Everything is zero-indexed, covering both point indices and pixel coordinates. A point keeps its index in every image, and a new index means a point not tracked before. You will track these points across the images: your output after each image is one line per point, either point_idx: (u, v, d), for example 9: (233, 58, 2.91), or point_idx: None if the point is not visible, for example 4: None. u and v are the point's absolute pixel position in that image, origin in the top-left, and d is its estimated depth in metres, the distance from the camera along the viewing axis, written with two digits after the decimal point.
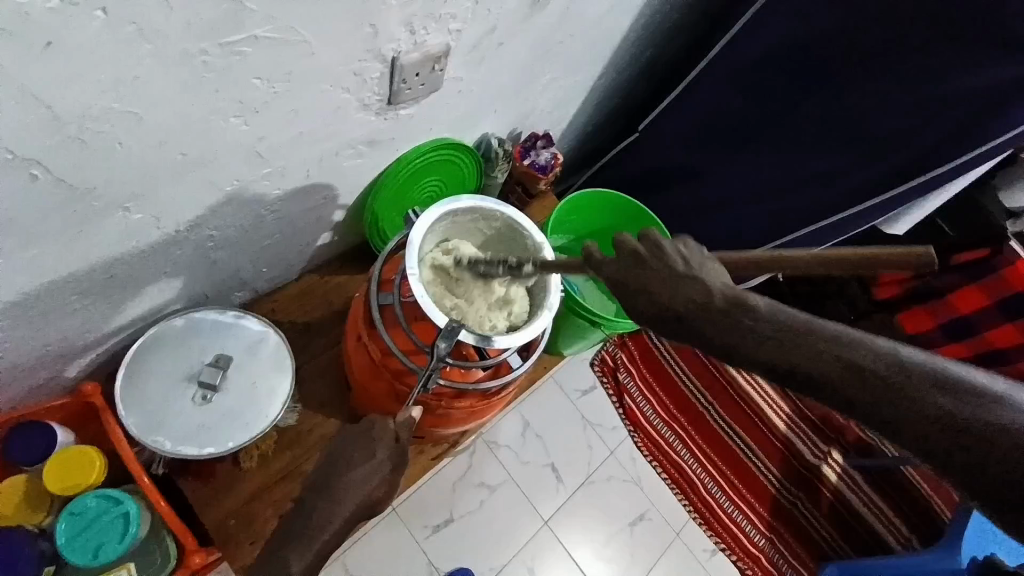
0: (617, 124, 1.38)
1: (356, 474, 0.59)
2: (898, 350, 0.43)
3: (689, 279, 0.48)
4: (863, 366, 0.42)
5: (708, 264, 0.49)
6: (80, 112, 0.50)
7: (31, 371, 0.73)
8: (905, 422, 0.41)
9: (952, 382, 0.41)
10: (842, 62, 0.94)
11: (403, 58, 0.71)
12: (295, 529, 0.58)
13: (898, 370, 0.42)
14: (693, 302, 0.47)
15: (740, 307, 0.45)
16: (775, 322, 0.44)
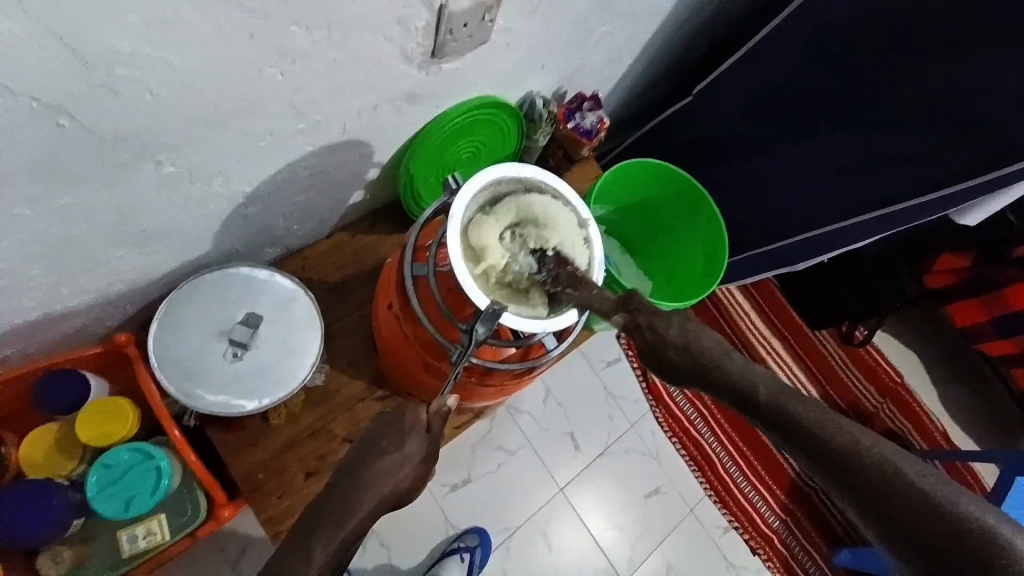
0: (669, 85, 1.29)
1: (385, 461, 0.53)
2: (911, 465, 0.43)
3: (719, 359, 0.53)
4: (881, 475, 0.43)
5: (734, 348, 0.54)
6: (110, 58, 0.46)
7: (65, 320, 0.72)
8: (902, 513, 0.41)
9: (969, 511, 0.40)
10: (936, 31, 0.83)
11: (451, 7, 0.65)
12: (316, 512, 0.50)
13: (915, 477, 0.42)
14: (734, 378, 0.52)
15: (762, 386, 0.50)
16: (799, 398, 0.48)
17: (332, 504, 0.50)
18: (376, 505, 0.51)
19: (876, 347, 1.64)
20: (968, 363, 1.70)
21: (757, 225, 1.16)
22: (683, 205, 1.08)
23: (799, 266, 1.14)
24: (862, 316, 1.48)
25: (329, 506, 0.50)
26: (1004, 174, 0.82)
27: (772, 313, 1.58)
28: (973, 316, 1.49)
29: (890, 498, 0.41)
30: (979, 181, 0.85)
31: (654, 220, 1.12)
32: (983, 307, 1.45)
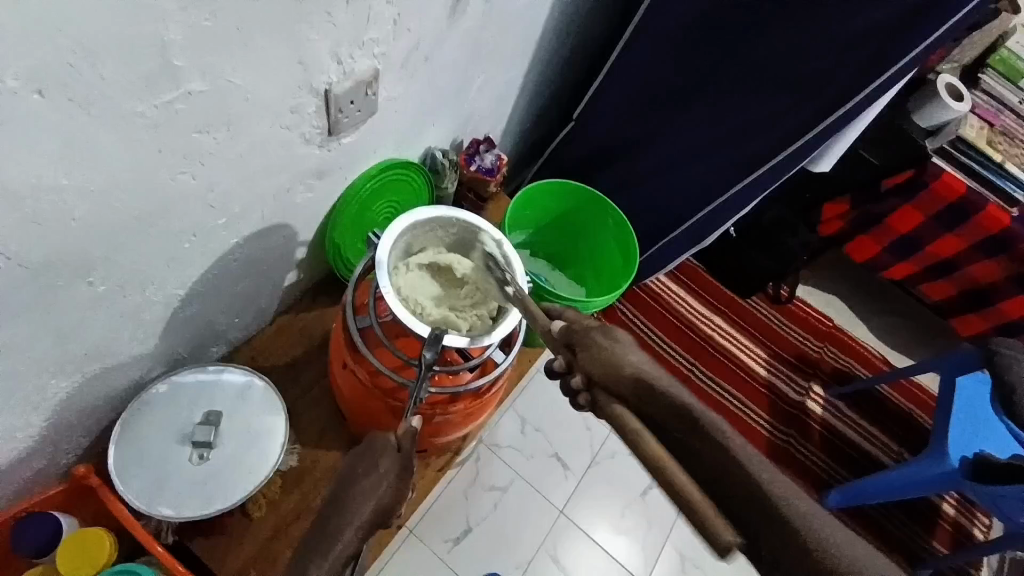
0: (553, 115, 1.44)
1: (362, 486, 0.58)
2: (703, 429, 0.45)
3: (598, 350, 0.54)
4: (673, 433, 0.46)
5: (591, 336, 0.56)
6: (32, 194, 0.50)
7: (22, 465, 0.72)
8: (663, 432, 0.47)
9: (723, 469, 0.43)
10: (741, 27, 1.01)
11: (336, 89, 0.74)
12: (309, 543, 0.55)
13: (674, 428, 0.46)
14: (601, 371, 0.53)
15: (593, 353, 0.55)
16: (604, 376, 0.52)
17: (321, 530, 0.56)
18: (361, 523, 0.56)
19: (802, 298, 1.79)
20: (885, 291, 1.88)
21: (661, 215, 1.29)
22: (594, 212, 1.18)
23: (709, 240, 1.26)
24: (780, 272, 1.63)
25: (320, 534, 0.55)
26: (832, 122, 1.00)
27: (704, 291, 1.71)
28: (869, 251, 1.68)
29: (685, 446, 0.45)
30: (820, 131, 1.02)
31: (569, 233, 1.23)
32: (875, 240, 1.64)
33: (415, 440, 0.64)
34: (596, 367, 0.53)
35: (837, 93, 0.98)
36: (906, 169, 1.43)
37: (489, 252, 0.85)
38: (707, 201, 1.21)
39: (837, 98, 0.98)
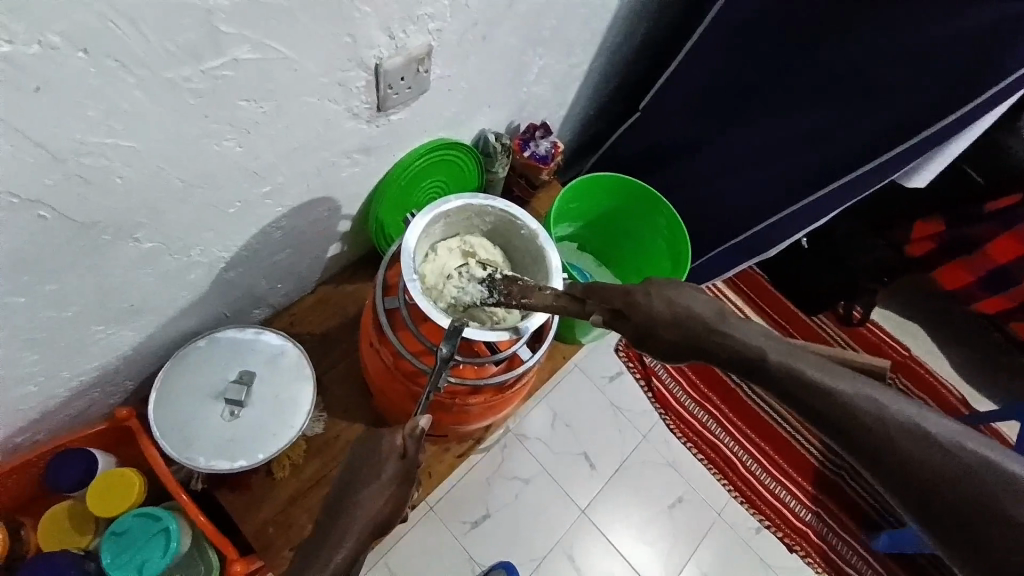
0: (619, 105, 1.37)
1: (364, 493, 0.64)
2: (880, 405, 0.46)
3: (665, 316, 0.55)
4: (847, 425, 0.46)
5: (679, 295, 0.56)
6: (78, 151, 0.52)
7: (71, 401, 0.77)
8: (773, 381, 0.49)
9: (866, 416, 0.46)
10: (835, 19, 0.90)
11: (386, 64, 0.72)
12: (315, 546, 0.62)
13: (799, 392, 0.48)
14: (681, 336, 0.54)
15: (640, 317, 0.56)
16: (693, 326, 0.53)
17: (325, 536, 0.63)
18: (361, 531, 0.62)
19: (875, 322, 1.63)
20: (975, 327, 1.68)
21: (721, 220, 1.21)
22: (648, 210, 1.11)
23: (772, 251, 1.16)
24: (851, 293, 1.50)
25: (329, 536, 0.62)
26: (926, 135, 0.89)
27: (764, 304, 1.60)
28: (959, 280, 1.51)
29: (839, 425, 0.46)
30: (912, 144, 0.91)
31: (620, 230, 1.18)
32: (966, 267, 1.47)
33: (421, 440, 0.67)
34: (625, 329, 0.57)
35: (939, 100, 0.87)
36: (1013, 193, 1.27)
37: (524, 243, 0.82)
38: (773, 209, 1.11)
39: (939, 106, 0.87)
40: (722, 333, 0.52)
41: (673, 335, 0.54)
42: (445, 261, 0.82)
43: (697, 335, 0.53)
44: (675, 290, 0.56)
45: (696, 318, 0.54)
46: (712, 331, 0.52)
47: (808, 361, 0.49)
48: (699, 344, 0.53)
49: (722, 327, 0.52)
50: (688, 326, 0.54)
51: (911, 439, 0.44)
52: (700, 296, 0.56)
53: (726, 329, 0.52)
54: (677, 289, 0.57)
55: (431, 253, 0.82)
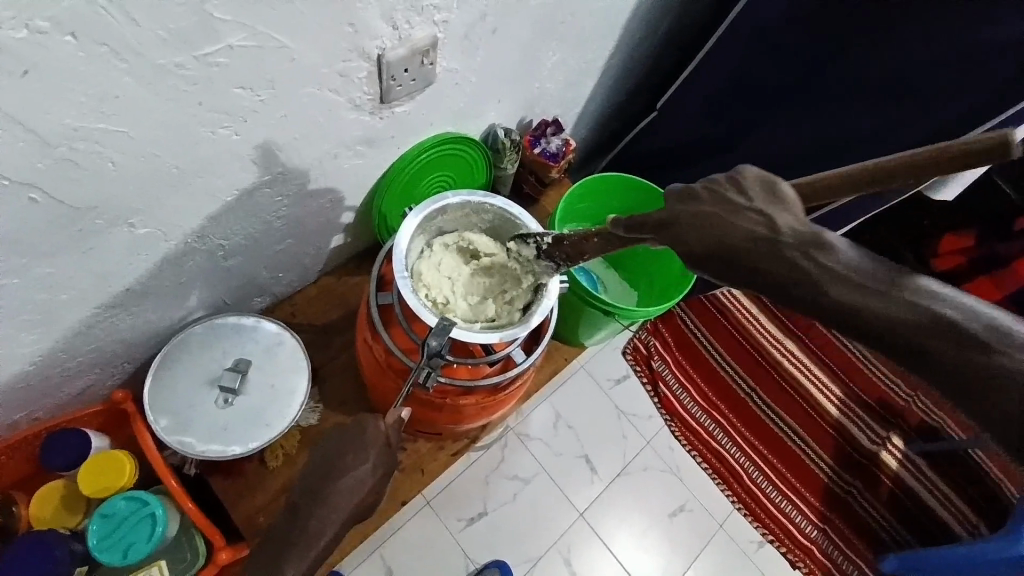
0: (636, 102, 1.33)
1: (345, 483, 0.68)
2: (954, 301, 0.42)
3: (741, 218, 0.46)
4: (915, 339, 0.41)
5: (772, 199, 0.46)
6: (68, 136, 0.52)
7: (69, 382, 0.78)
8: (863, 315, 0.42)
9: (953, 328, 0.41)
10: (864, 21, 0.86)
11: (389, 55, 0.70)
12: (289, 538, 0.67)
13: (880, 326, 0.42)
14: (756, 238, 0.45)
15: (716, 224, 0.47)
16: (760, 235, 0.45)
17: (301, 532, 0.67)
18: (341, 523, 0.67)
19: None
20: None
21: None
22: None
23: None
24: None
25: (308, 526, 0.67)
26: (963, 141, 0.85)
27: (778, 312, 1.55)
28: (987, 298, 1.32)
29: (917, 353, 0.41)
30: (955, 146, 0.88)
31: None
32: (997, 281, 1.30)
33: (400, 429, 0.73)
34: (695, 240, 0.49)
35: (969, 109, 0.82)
36: None
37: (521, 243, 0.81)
38: None
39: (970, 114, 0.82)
40: (803, 253, 0.44)
41: (755, 258, 0.45)
42: (441, 258, 0.81)
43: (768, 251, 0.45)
44: (746, 192, 0.47)
45: (756, 231, 0.46)
46: (802, 252, 0.44)
47: (893, 281, 0.42)
48: (767, 271, 0.45)
49: (812, 248, 0.44)
50: (778, 247, 0.45)
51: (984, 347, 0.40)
52: (784, 202, 0.46)
53: (814, 243, 0.44)
54: (767, 191, 0.47)
55: (428, 250, 0.81)
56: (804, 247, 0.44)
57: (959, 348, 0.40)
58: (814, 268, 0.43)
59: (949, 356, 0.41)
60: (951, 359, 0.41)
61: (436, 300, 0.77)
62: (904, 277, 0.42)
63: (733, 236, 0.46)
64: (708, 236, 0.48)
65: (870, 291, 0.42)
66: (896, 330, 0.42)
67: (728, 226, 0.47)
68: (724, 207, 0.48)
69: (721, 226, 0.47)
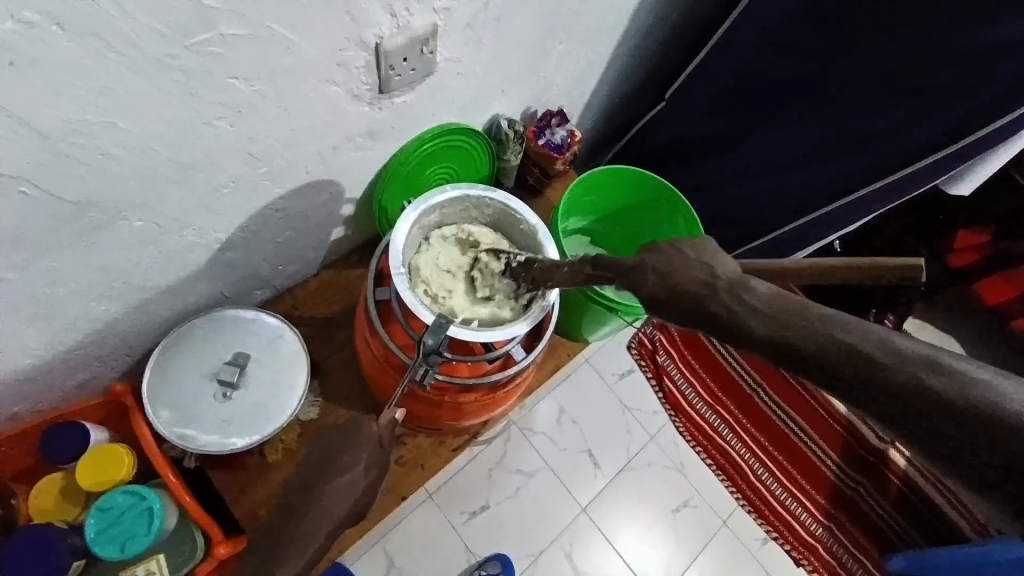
0: (645, 92, 1.30)
1: (341, 481, 0.67)
2: (898, 339, 0.35)
3: (682, 266, 0.45)
4: (868, 378, 0.35)
5: (708, 253, 0.45)
6: (60, 129, 0.51)
7: (69, 375, 0.78)
8: (796, 354, 0.37)
9: (910, 368, 0.34)
10: (883, 9, 0.83)
11: (388, 44, 0.68)
12: (285, 536, 0.67)
13: (820, 364, 0.36)
14: (692, 284, 0.43)
15: (658, 272, 0.46)
16: (694, 280, 0.43)
17: (297, 530, 0.66)
18: (337, 522, 0.67)
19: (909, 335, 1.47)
20: None
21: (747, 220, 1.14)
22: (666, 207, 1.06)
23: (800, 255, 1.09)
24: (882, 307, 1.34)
25: (303, 525, 0.66)
26: (985, 136, 0.83)
27: None
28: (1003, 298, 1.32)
29: (879, 396, 0.34)
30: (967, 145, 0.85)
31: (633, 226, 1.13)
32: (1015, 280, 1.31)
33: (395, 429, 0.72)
34: (650, 285, 0.46)
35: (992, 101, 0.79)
36: None
37: (522, 238, 0.80)
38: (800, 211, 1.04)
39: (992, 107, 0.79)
40: (731, 294, 0.41)
41: (692, 304, 0.43)
42: (440, 253, 0.79)
43: (699, 297, 0.42)
44: (676, 251, 0.46)
45: (691, 278, 0.44)
46: (730, 296, 0.41)
47: (829, 320, 0.37)
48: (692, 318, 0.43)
49: (737, 288, 0.42)
50: (704, 293, 0.42)
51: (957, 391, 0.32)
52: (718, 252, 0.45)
53: (734, 287, 0.41)
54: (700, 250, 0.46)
55: (427, 245, 0.79)
56: (729, 289, 0.41)
57: (926, 393, 0.33)
58: (736, 312, 0.40)
59: (923, 398, 0.33)
60: (924, 403, 0.33)
61: (435, 296, 0.76)
62: (859, 325, 0.36)
63: (671, 281, 0.45)
64: (650, 281, 0.46)
65: (809, 329, 0.37)
66: (842, 369, 0.35)
67: (662, 269, 0.46)
68: (658, 254, 0.47)
69: (660, 269, 0.46)
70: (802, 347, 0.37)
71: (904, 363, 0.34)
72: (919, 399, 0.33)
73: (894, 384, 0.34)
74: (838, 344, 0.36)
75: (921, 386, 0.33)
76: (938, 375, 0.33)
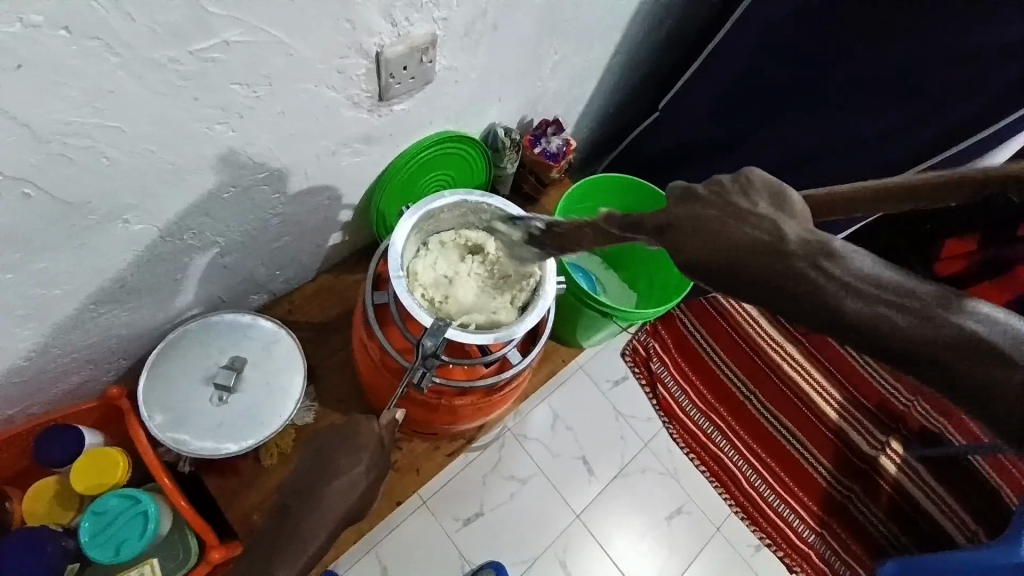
0: (639, 102, 1.32)
1: (338, 484, 0.68)
2: (997, 328, 0.37)
3: (746, 223, 0.44)
4: (963, 366, 0.37)
5: (781, 201, 0.44)
6: (60, 131, 0.51)
7: (63, 378, 0.78)
8: (896, 333, 0.38)
9: (1008, 358, 0.37)
10: (867, 23, 0.85)
11: (387, 52, 0.70)
12: (283, 539, 0.67)
13: (919, 348, 0.38)
14: (759, 244, 0.43)
15: (718, 229, 0.45)
16: (767, 236, 0.42)
17: (296, 532, 0.67)
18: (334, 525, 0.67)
19: None
20: None
21: None
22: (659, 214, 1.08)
23: None
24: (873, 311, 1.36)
25: (301, 528, 0.67)
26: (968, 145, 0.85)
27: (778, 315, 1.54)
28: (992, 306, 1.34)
29: (966, 384, 0.37)
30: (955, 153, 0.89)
31: None
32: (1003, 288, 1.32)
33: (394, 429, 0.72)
34: (701, 243, 0.45)
35: None
36: None
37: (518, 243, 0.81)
38: None
39: None
40: (818, 259, 0.41)
41: (758, 265, 0.42)
42: (438, 258, 0.80)
43: (775, 261, 0.42)
44: (750, 198, 0.45)
45: (763, 233, 0.43)
46: (810, 260, 0.41)
47: (932, 300, 0.39)
48: (771, 281, 0.42)
49: (825, 255, 0.41)
50: (783, 254, 0.42)
51: None
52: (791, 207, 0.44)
53: (816, 250, 0.41)
54: (775, 195, 0.45)
55: (425, 249, 0.81)
56: (810, 253, 0.41)
57: (1016, 384, 0.36)
58: (826, 283, 0.40)
59: (1009, 381, 0.36)
60: (1012, 392, 0.36)
61: (433, 300, 0.77)
62: (954, 306, 0.38)
63: (731, 238, 0.44)
64: (704, 240, 0.45)
65: (911, 306, 0.39)
66: (938, 356, 0.38)
67: (725, 226, 0.45)
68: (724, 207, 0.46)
69: (722, 228, 0.44)
70: (901, 329, 0.38)
71: (998, 352, 0.37)
72: (1000, 387, 0.37)
73: (1002, 365, 0.37)
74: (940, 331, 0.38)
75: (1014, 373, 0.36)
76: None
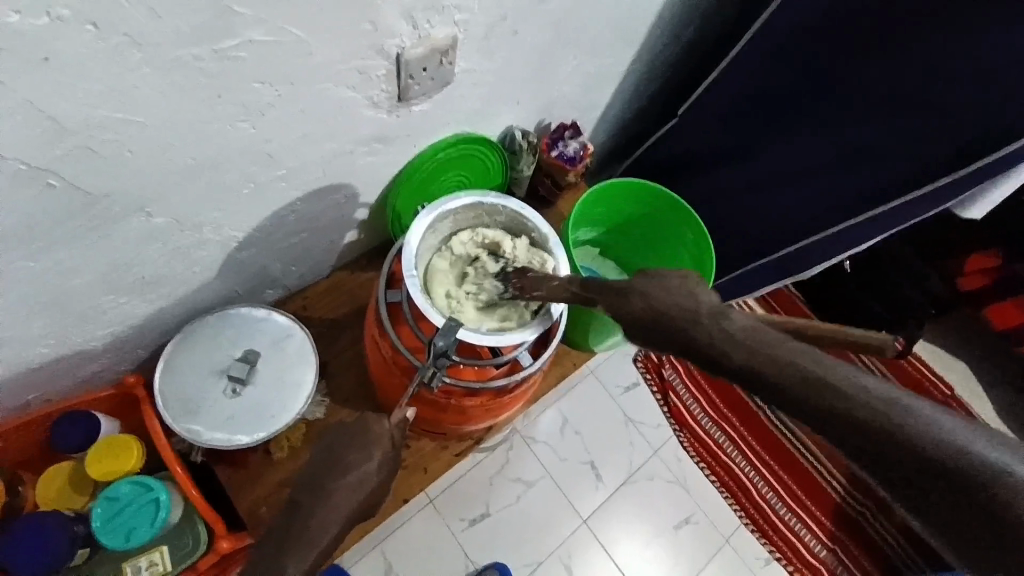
0: (658, 107, 1.31)
1: (350, 478, 0.68)
2: (910, 402, 0.37)
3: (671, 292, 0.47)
4: (877, 440, 0.36)
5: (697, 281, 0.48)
6: (84, 124, 0.52)
7: (81, 365, 0.79)
8: (806, 400, 0.38)
9: (909, 422, 0.36)
10: (895, 32, 0.84)
11: (408, 54, 0.70)
12: (292, 529, 0.64)
13: (835, 425, 0.38)
14: (680, 309, 0.46)
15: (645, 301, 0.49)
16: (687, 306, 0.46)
17: (303, 526, 0.64)
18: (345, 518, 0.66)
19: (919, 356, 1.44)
20: None
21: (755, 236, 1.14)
22: (675, 220, 1.07)
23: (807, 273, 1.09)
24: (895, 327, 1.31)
25: (311, 521, 0.65)
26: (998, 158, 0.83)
27: None
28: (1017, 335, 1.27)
29: (886, 453, 0.36)
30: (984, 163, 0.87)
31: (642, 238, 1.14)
32: None
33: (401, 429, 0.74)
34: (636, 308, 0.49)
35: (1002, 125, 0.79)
36: None
37: (533, 245, 0.81)
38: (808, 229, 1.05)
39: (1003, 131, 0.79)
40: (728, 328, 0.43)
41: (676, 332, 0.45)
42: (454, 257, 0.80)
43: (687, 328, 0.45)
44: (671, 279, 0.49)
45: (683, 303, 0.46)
46: (711, 325, 0.43)
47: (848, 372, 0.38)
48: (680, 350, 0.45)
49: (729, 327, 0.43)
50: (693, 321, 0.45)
51: (953, 448, 0.35)
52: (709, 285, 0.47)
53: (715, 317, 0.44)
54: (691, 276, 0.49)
55: (442, 248, 0.80)
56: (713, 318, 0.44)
57: (918, 453, 0.36)
58: (729, 347, 0.42)
59: (911, 450, 0.36)
60: (924, 459, 0.35)
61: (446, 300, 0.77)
62: (871, 383, 0.38)
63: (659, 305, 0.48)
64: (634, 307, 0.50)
65: (820, 367, 0.39)
66: (845, 425, 0.37)
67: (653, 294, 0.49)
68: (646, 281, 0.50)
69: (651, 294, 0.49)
70: (802, 392, 0.38)
71: (911, 423, 0.36)
72: (909, 452, 0.36)
73: (912, 444, 0.36)
74: (849, 402, 0.37)
75: (917, 439, 0.36)
76: (947, 437, 0.36)
